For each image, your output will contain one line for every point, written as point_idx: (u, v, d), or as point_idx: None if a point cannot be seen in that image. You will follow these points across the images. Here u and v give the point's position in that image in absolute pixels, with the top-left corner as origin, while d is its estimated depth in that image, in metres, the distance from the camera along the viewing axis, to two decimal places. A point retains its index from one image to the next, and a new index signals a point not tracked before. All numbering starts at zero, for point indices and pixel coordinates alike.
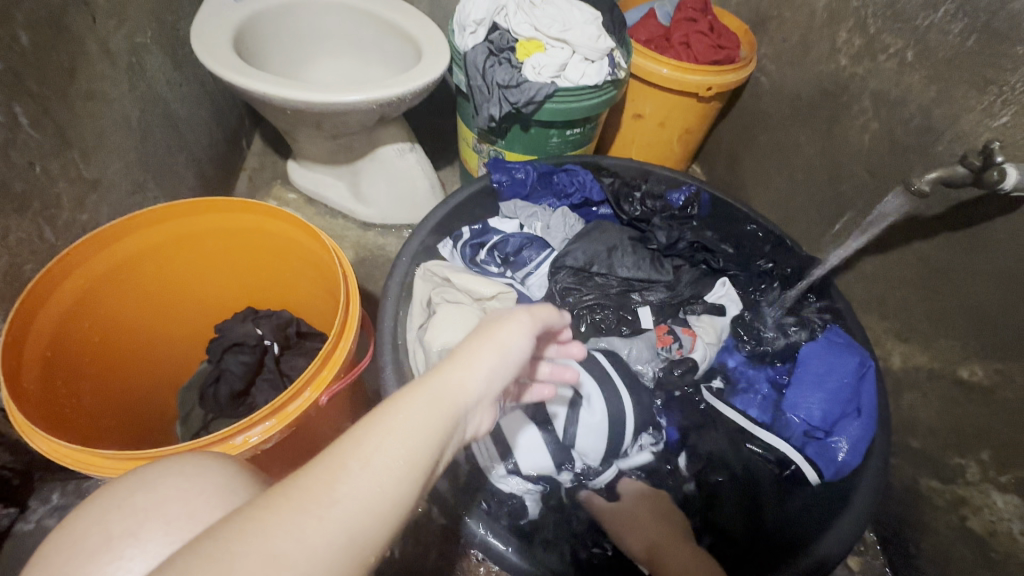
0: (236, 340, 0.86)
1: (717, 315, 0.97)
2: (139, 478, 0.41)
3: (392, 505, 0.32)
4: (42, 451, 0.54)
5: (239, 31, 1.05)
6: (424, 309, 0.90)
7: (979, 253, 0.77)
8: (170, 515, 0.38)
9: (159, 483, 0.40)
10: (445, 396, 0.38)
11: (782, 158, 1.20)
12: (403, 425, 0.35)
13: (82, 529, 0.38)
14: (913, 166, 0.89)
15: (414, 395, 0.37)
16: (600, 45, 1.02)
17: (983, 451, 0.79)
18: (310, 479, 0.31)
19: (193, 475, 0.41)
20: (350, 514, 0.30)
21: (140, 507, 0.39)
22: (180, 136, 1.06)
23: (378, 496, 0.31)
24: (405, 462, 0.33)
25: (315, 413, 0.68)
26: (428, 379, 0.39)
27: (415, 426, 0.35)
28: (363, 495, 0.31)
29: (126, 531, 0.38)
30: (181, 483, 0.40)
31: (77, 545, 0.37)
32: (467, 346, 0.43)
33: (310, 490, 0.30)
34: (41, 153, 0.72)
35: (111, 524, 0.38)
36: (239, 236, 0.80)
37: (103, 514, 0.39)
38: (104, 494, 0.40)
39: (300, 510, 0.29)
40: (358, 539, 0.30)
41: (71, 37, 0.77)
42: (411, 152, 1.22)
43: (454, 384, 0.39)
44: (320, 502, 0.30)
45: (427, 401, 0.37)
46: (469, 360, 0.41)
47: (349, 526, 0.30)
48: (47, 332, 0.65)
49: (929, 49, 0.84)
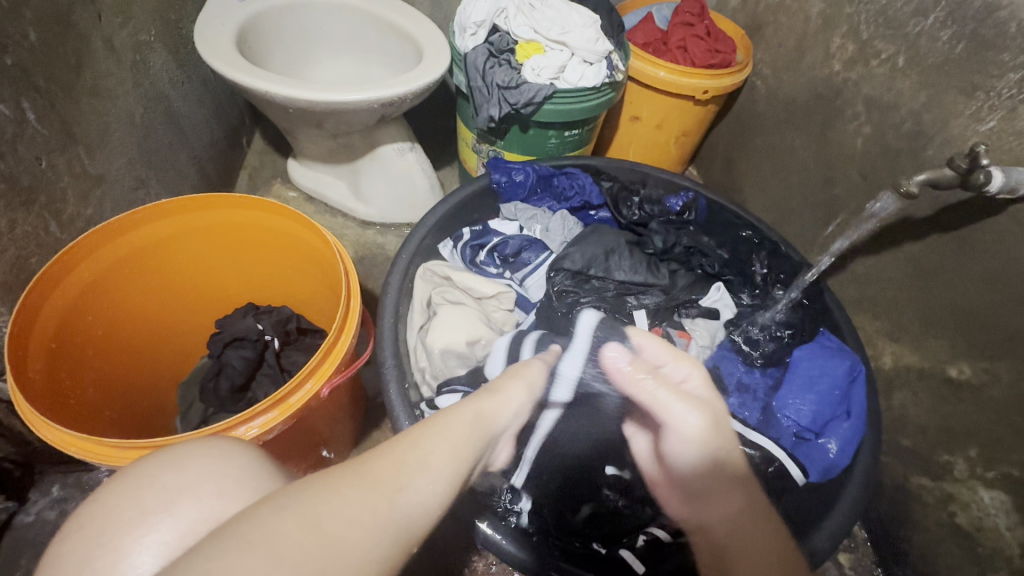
0: (237, 335, 0.87)
1: (712, 319, 0.99)
2: (169, 457, 0.44)
3: (440, 500, 0.41)
4: (50, 440, 0.55)
5: (242, 30, 1.06)
6: (424, 310, 0.93)
7: (967, 253, 0.79)
8: (202, 492, 0.40)
9: (187, 464, 0.43)
10: (482, 423, 0.51)
11: (777, 161, 1.22)
12: (451, 438, 0.46)
13: (114, 503, 0.40)
14: (904, 169, 0.90)
15: (458, 420, 0.49)
16: (598, 48, 1.04)
17: (971, 448, 0.80)
18: (382, 467, 0.40)
19: (219, 459, 0.44)
20: (412, 502, 0.39)
21: (169, 485, 0.41)
22: (182, 133, 1.07)
23: (431, 492, 0.41)
24: (450, 469, 0.44)
25: (315, 406, 0.69)
26: (466, 408, 0.52)
27: (459, 440, 0.47)
28: (424, 488, 0.40)
29: (160, 506, 0.40)
30: (207, 465, 0.43)
31: (112, 518, 0.40)
32: (501, 386, 0.59)
33: (380, 476, 0.39)
34: (47, 148, 0.73)
35: (145, 500, 0.40)
36: (242, 232, 0.82)
37: (137, 489, 0.41)
38: (133, 473, 0.43)
39: (380, 488, 0.38)
40: (413, 523, 0.38)
41: (78, 34, 0.78)
42: (411, 152, 1.24)
43: (486, 416, 0.52)
44: (389, 485, 0.39)
45: (468, 423, 0.50)
46: (500, 398, 0.56)
47: (408, 510, 0.38)
48: (54, 322, 0.66)
49: (920, 55, 0.86)
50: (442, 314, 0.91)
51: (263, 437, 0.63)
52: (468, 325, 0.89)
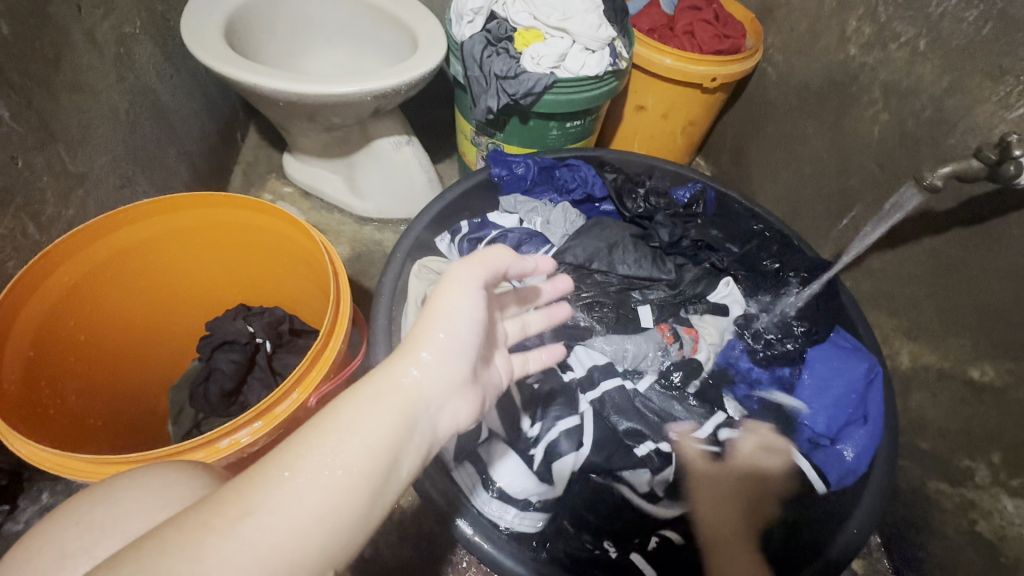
0: (227, 338, 0.84)
1: (722, 315, 0.93)
2: (101, 494, 0.42)
3: (338, 507, 0.36)
4: (23, 455, 0.53)
5: (230, 21, 1.03)
6: (418, 308, 0.87)
7: (992, 248, 0.75)
8: (127, 533, 0.40)
9: (119, 501, 0.41)
10: (396, 393, 0.42)
11: (788, 151, 1.17)
12: (341, 427, 0.38)
13: (45, 540, 0.40)
14: (924, 159, 0.85)
15: (356, 398, 0.40)
16: (601, 35, 0.99)
17: (994, 454, 0.76)
18: (245, 487, 0.35)
19: (156, 490, 0.42)
20: (284, 520, 0.34)
21: (99, 521, 0.41)
22: (170, 128, 1.04)
23: (310, 500, 0.35)
24: (339, 465, 0.37)
25: (304, 415, 0.66)
26: (373, 376, 0.42)
27: (354, 427, 0.39)
28: (306, 500, 0.35)
29: (81, 548, 0.39)
30: (142, 500, 0.41)
31: (38, 562, 0.39)
32: (415, 334, 0.45)
33: (242, 498, 0.34)
34: (24, 147, 0.70)
35: (67, 544, 0.40)
36: (229, 232, 0.78)
37: (62, 531, 0.40)
38: (65, 511, 0.42)
39: (244, 517, 0.34)
40: (289, 540, 0.34)
41: (55, 28, 0.75)
42: (408, 145, 1.20)
43: (399, 383, 0.42)
44: (250, 508, 0.34)
45: (368, 401, 0.40)
46: (418, 348, 0.45)
47: (278, 529, 0.34)
48: (30, 332, 0.63)
49: (943, 38, 0.81)
50: None
51: (248, 449, 0.60)
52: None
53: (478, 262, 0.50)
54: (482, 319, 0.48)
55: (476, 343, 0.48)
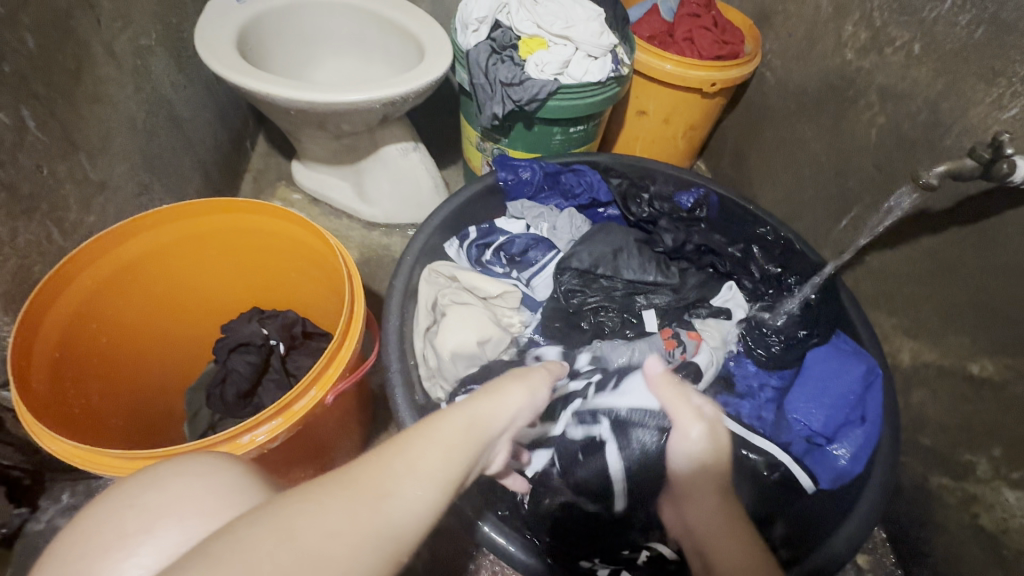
0: (242, 340, 0.86)
1: (724, 319, 0.96)
2: (154, 476, 0.43)
3: (436, 505, 0.37)
4: (54, 452, 0.55)
5: (242, 32, 1.06)
6: (430, 312, 0.92)
7: (989, 246, 0.76)
8: (185, 513, 0.40)
9: (173, 482, 0.42)
10: (484, 425, 0.45)
11: (788, 154, 1.19)
12: (446, 440, 0.41)
13: (94, 525, 0.40)
14: (920, 159, 0.88)
15: (453, 416, 0.44)
16: (603, 42, 1.02)
17: (994, 448, 0.78)
18: (361, 475, 0.35)
19: (207, 474, 0.43)
20: (399, 514, 0.34)
21: (150, 505, 0.41)
22: (184, 137, 1.06)
23: (422, 500, 0.36)
24: (442, 471, 0.38)
25: (320, 413, 0.68)
26: (465, 405, 0.47)
27: (455, 443, 0.41)
28: (414, 495, 0.36)
29: (142, 528, 0.39)
30: (196, 482, 0.42)
31: (93, 541, 0.39)
32: (501, 385, 0.52)
33: (361, 484, 0.35)
34: (48, 156, 0.72)
35: (123, 523, 0.40)
36: (244, 236, 0.81)
37: (117, 513, 0.41)
38: (116, 493, 0.42)
39: (358, 497, 0.34)
40: (399, 536, 0.34)
41: (77, 41, 0.78)
42: (414, 151, 1.23)
43: (487, 411, 0.47)
44: (370, 493, 0.34)
45: (465, 422, 0.44)
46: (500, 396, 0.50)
47: (392, 521, 0.34)
48: (56, 333, 0.65)
49: (936, 42, 0.83)
50: (451, 316, 0.90)
51: (268, 445, 0.62)
52: (477, 325, 0.89)
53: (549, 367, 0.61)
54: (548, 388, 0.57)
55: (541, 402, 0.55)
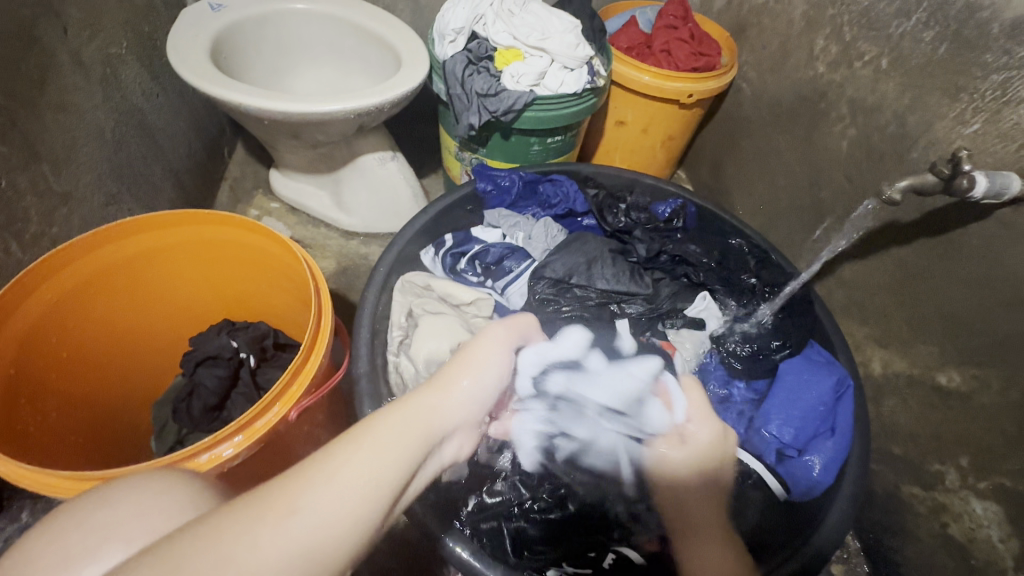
0: (210, 353, 0.85)
1: (699, 330, 0.96)
2: (101, 498, 0.43)
3: (356, 521, 0.35)
4: (2, 473, 0.53)
5: (216, 41, 1.05)
6: (403, 322, 0.89)
7: (954, 258, 0.77)
8: (132, 535, 0.40)
9: (123, 504, 0.42)
10: (422, 420, 0.45)
11: (763, 164, 1.20)
12: (380, 443, 0.40)
13: (41, 551, 0.40)
14: (889, 172, 0.89)
15: (393, 413, 0.44)
16: (578, 54, 1.02)
17: (962, 457, 0.78)
18: (280, 493, 0.35)
19: (157, 494, 0.42)
20: (311, 526, 0.33)
21: (98, 525, 0.40)
22: (156, 146, 1.05)
23: (340, 514, 0.35)
24: (373, 474, 0.38)
25: (286, 429, 0.67)
26: (407, 401, 0.46)
27: (389, 443, 0.41)
28: (330, 511, 0.35)
29: (88, 552, 0.39)
30: (144, 503, 0.41)
31: (37, 567, 0.39)
32: (444, 378, 0.52)
33: (274, 500, 0.34)
34: (8, 167, 0.71)
35: (70, 547, 0.39)
36: (213, 248, 0.80)
37: (62, 535, 0.40)
38: (63, 513, 0.42)
39: (264, 518, 0.33)
40: (315, 552, 0.33)
41: (41, 49, 0.76)
42: (392, 161, 1.22)
43: (427, 410, 0.46)
44: (280, 512, 0.33)
45: (403, 420, 0.44)
46: (448, 383, 0.51)
47: (305, 536, 0.33)
48: (11, 349, 0.63)
49: (902, 57, 0.85)
50: (424, 326, 0.86)
51: (228, 464, 0.61)
52: (450, 333, 0.86)
53: (505, 330, 0.63)
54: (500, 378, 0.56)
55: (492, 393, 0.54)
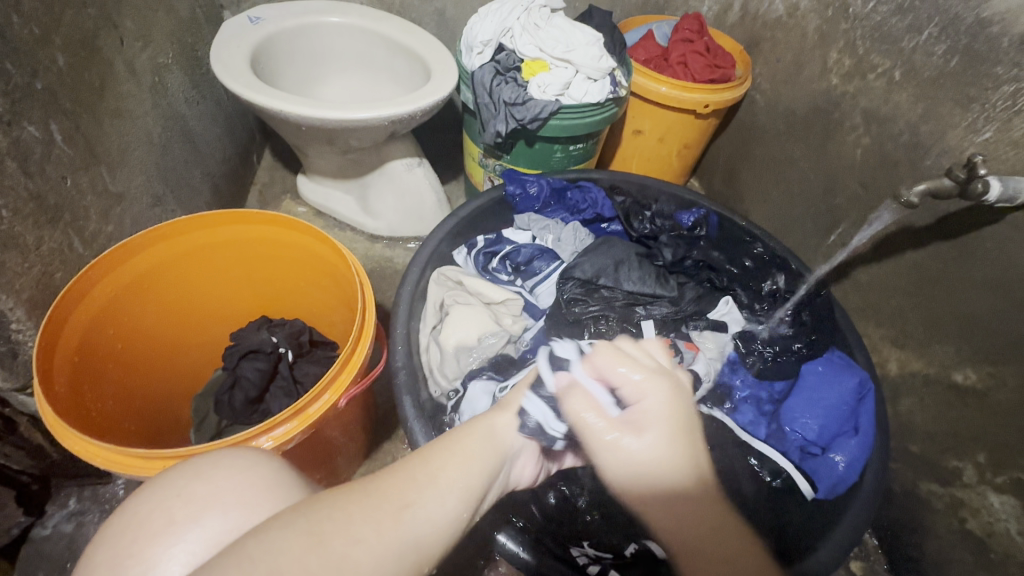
0: (252, 348, 0.88)
1: (721, 332, 0.98)
2: (192, 468, 0.44)
3: (454, 519, 0.40)
4: (76, 451, 0.57)
5: (255, 51, 1.10)
6: (437, 312, 0.94)
7: (968, 260, 0.81)
8: (227, 504, 0.41)
9: (215, 477, 0.42)
10: (496, 437, 0.50)
11: (778, 172, 1.24)
12: (465, 455, 0.45)
13: (144, 512, 0.41)
14: (902, 178, 0.92)
15: (474, 431, 0.49)
16: (602, 65, 1.07)
17: (979, 454, 0.81)
18: (392, 485, 0.39)
19: (244, 469, 0.43)
20: (417, 524, 0.37)
21: (197, 495, 0.41)
22: (196, 151, 1.10)
23: (442, 510, 0.39)
24: (461, 484, 0.42)
25: (333, 416, 0.70)
26: (483, 420, 0.52)
27: (472, 457, 0.46)
28: (434, 507, 0.39)
29: (189, 516, 0.40)
30: (233, 478, 0.42)
31: (141, 529, 0.40)
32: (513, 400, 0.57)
33: (386, 494, 0.38)
34: (72, 168, 0.75)
35: (174, 512, 0.40)
36: (258, 246, 0.83)
37: (164, 500, 0.41)
38: (159, 481, 0.43)
39: (382, 508, 0.37)
40: (420, 547, 0.37)
41: (101, 58, 0.81)
42: (419, 167, 1.26)
43: (503, 430, 0.52)
44: (394, 505, 0.38)
45: (482, 437, 0.49)
46: (513, 407, 0.55)
47: (414, 531, 0.37)
48: (77, 336, 0.67)
49: (915, 69, 0.89)
50: (455, 314, 0.93)
51: (280, 449, 0.64)
52: (478, 322, 0.92)
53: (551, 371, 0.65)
54: None
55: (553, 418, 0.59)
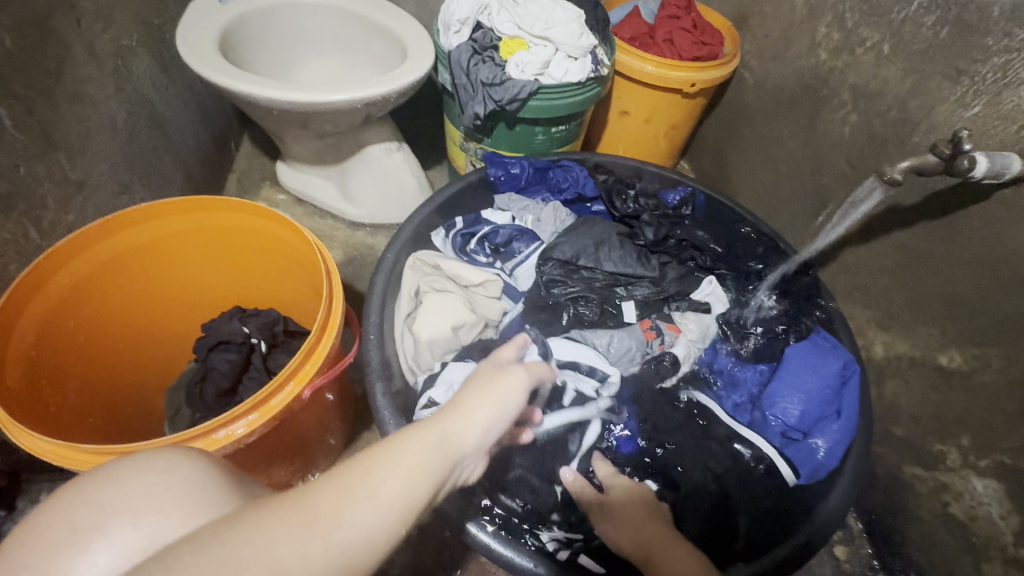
0: (223, 338, 0.86)
1: (704, 313, 0.96)
2: (107, 473, 0.42)
3: (387, 536, 0.38)
4: (28, 448, 0.55)
5: (224, 33, 1.06)
6: (412, 298, 0.92)
7: (955, 240, 0.78)
8: (138, 510, 0.39)
9: (129, 480, 0.41)
10: (449, 443, 0.46)
11: (766, 152, 1.21)
12: (411, 464, 0.42)
13: (48, 523, 0.39)
14: (890, 156, 0.90)
15: (423, 435, 0.46)
16: (582, 43, 1.03)
17: (963, 436, 0.79)
18: (322, 498, 0.37)
19: (162, 472, 0.42)
20: (348, 541, 0.36)
21: (107, 502, 0.40)
22: (166, 137, 1.06)
23: (375, 527, 0.38)
24: (402, 500, 0.40)
25: (299, 408, 0.68)
26: (436, 422, 0.48)
27: (416, 469, 0.42)
28: (365, 525, 0.37)
29: (94, 526, 0.39)
30: (150, 481, 0.41)
31: (45, 541, 0.39)
32: (468, 397, 0.52)
33: (317, 511, 0.36)
34: (26, 155, 0.72)
35: (79, 521, 0.39)
36: (225, 234, 0.81)
37: (70, 508, 0.40)
38: (72, 490, 0.41)
39: (308, 529, 0.35)
40: (351, 564, 0.36)
41: (56, 40, 0.78)
42: (398, 151, 1.23)
43: (456, 433, 0.48)
44: (325, 524, 0.36)
45: (434, 443, 0.45)
46: (472, 410, 0.51)
47: (344, 550, 0.36)
48: (32, 332, 0.65)
49: (904, 42, 0.85)
50: (429, 302, 0.91)
51: (245, 439, 0.63)
52: (453, 309, 0.90)
53: (528, 369, 0.60)
54: (523, 395, 0.56)
55: (513, 415, 0.54)
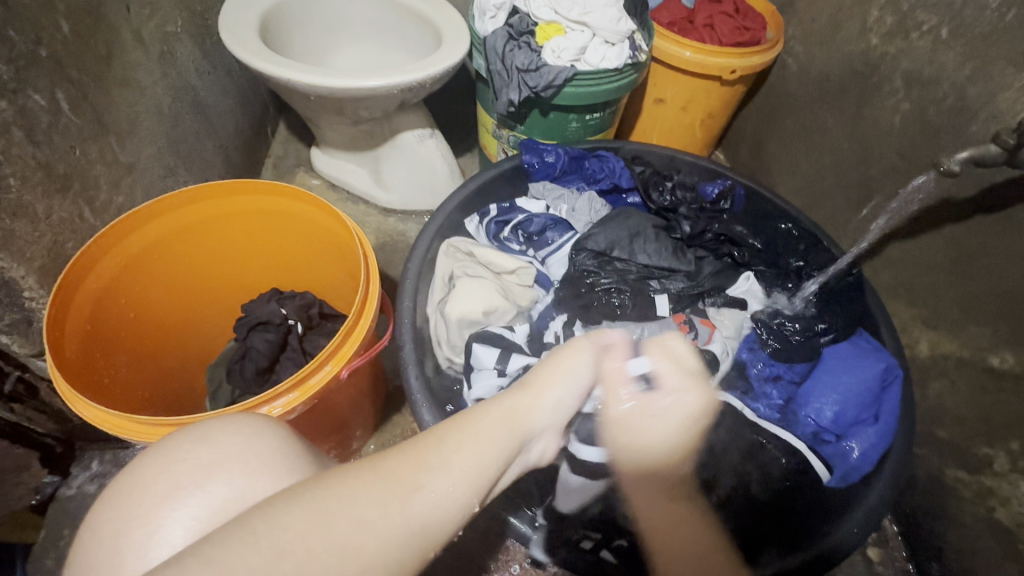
0: (261, 320, 0.88)
1: (740, 310, 0.94)
2: (199, 433, 0.44)
3: (458, 507, 0.38)
4: (87, 417, 0.58)
5: (264, 19, 1.08)
6: (445, 284, 0.94)
7: (1013, 235, 0.75)
8: (231, 470, 0.42)
9: (218, 442, 0.43)
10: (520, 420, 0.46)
11: (809, 141, 1.17)
12: (483, 437, 0.43)
13: (146, 476, 0.42)
14: (945, 147, 0.85)
15: (490, 412, 0.45)
16: (620, 27, 1.01)
17: (1012, 441, 0.76)
18: (401, 465, 0.38)
19: (246, 438, 0.44)
20: (424, 507, 0.36)
21: (200, 461, 0.42)
22: (208, 122, 1.09)
23: (449, 495, 0.38)
24: (477, 468, 0.40)
25: (336, 387, 0.70)
26: (504, 399, 0.47)
27: (483, 439, 0.42)
28: (439, 492, 0.37)
29: (191, 483, 0.41)
30: (234, 443, 0.43)
31: (147, 489, 0.41)
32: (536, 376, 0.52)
33: (396, 476, 0.37)
34: (81, 137, 0.75)
35: (176, 477, 0.41)
36: (265, 216, 0.83)
37: (167, 464, 0.42)
38: (164, 449, 0.43)
39: (386, 489, 0.36)
40: (426, 527, 0.36)
41: (107, 25, 0.80)
42: (431, 138, 1.24)
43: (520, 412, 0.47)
44: (404, 487, 0.37)
45: (502, 419, 0.45)
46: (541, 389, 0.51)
47: (423, 516, 0.36)
48: (89, 304, 0.69)
49: (965, 25, 0.81)
50: (463, 287, 0.91)
51: (285, 417, 0.64)
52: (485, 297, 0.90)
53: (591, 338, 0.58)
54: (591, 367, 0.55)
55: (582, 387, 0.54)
